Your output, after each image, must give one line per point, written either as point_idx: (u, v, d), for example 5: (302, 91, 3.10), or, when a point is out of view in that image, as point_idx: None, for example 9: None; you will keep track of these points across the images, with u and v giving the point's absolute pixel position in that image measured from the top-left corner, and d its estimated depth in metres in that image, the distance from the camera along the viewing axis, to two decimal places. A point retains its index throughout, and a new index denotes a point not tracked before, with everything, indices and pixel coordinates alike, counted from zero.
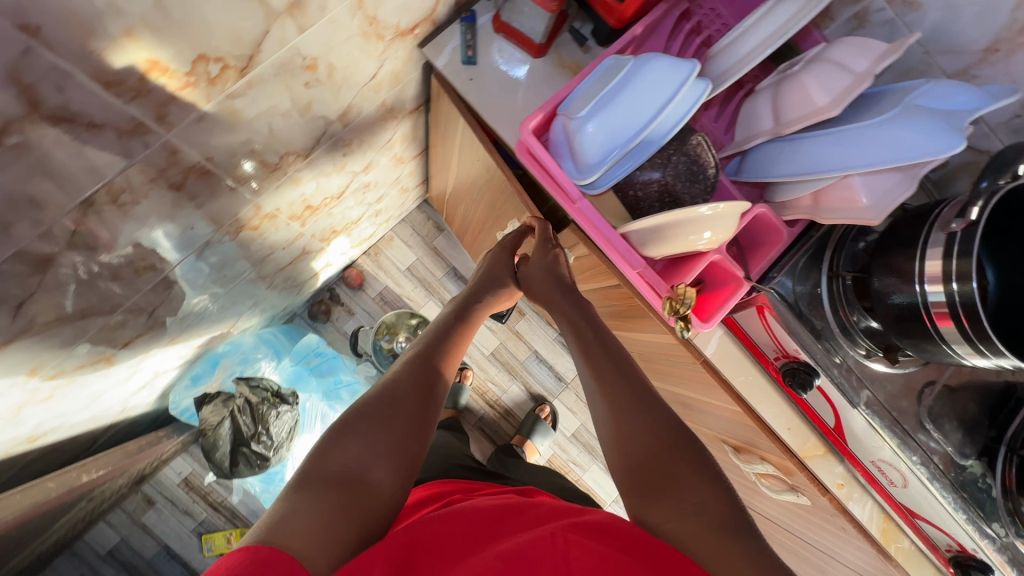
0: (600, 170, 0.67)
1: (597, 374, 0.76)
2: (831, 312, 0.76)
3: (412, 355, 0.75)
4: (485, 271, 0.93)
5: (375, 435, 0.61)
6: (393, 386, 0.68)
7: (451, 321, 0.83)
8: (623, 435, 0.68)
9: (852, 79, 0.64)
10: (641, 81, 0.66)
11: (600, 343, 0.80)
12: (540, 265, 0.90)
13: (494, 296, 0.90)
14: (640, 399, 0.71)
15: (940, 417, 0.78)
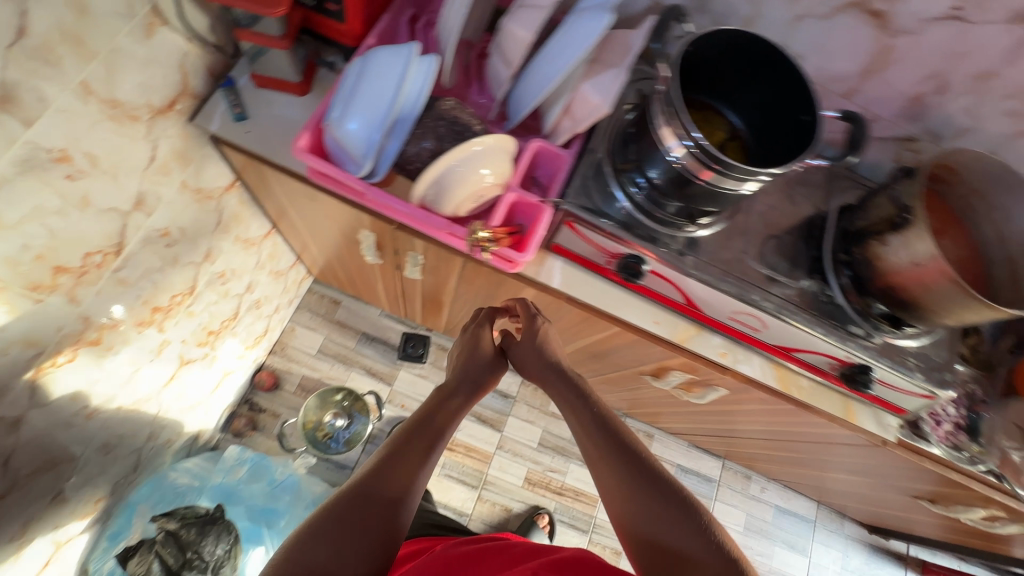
0: (370, 157, 0.74)
1: (601, 457, 0.77)
2: (637, 208, 0.83)
3: (391, 446, 0.74)
4: (463, 354, 0.89)
5: (346, 545, 0.63)
6: (365, 489, 0.68)
7: (434, 407, 0.81)
8: (621, 506, 0.74)
9: (542, 11, 0.73)
10: (372, 72, 0.74)
11: (600, 426, 0.80)
12: (527, 351, 0.90)
13: (481, 377, 0.87)
14: (641, 467, 0.74)
15: (763, 257, 0.86)
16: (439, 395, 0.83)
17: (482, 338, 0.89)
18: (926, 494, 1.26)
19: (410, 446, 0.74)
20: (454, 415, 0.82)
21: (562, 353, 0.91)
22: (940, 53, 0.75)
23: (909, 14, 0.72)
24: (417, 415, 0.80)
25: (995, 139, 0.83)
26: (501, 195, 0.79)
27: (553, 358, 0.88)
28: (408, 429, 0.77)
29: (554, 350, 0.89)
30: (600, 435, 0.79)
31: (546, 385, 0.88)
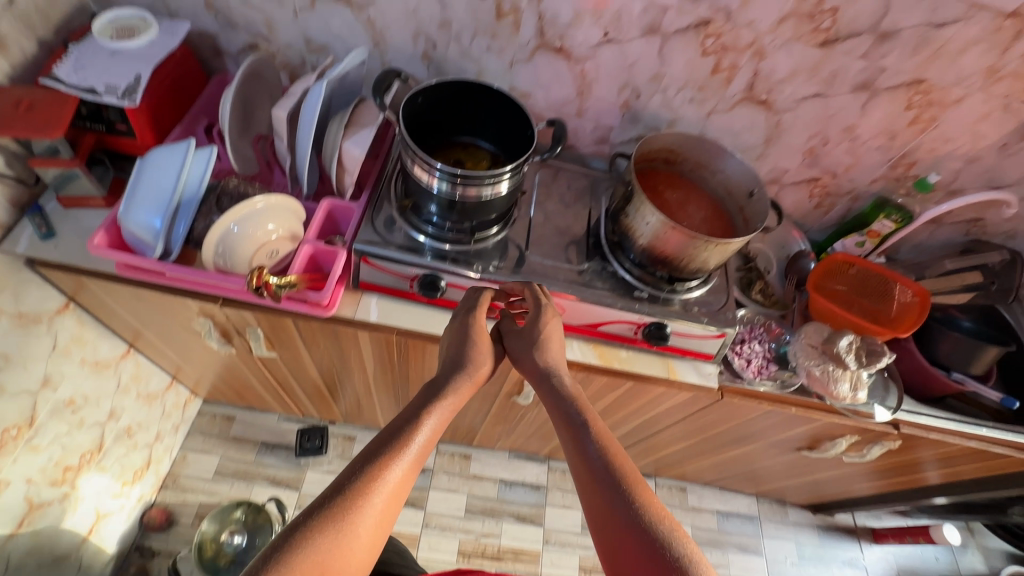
0: (159, 238, 0.82)
1: (597, 490, 0.67)
2: (427, 236, 0.95)
3: (366, 466, 0.64)
4: (456, 342, 0.80)
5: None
6: (325, 522, 0.59)
7: (418, 418, 0.71)
8: (601, 521, 0.66)
9: (293, 97, 0.91)
10: (154, 168, 0.85)
11: (600, 455, 0.69)
12: (520, 347, 0.83)
13: (466, 377, 0.77)
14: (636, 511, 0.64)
15: (548, 254, 1.00)
16: (420, 404, 0.73)
17: (472, 326, 0.81)
18: (805, 445, 1.32)
19: (383, 471, 0.64)
20: (434, 425, 0.72)
21: (560, 360, 0.81)
22: (619, 68, 0.96)
23: (581, 45, 0.93)
24: (392, 427, 0.69)
25: (696, 122, 1.04)
26: (299, 247, 0.90)
27: (546, 366, 0.80)
28: (378, 448, 0.66)
29: (549, 354, 0.81)
30: (599, 466, 0.68)
31: (544, 394, 0.79)
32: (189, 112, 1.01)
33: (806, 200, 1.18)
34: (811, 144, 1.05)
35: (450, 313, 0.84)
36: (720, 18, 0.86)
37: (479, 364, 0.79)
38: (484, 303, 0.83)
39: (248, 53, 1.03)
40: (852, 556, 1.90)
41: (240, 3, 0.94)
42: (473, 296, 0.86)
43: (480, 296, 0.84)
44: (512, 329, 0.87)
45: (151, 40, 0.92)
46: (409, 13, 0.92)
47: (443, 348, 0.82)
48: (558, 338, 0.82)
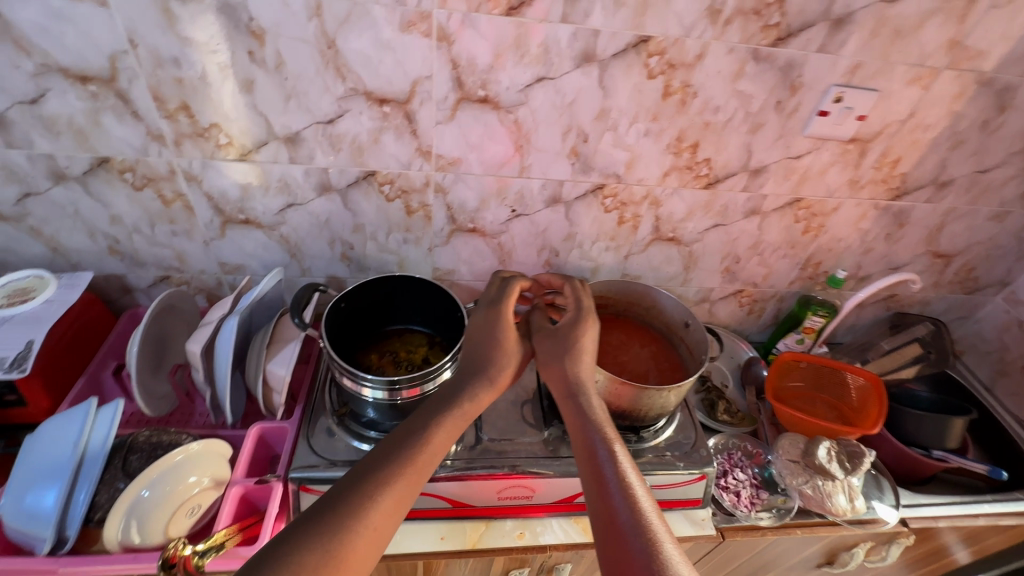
0: (49, 525, 0.70)
1: (606, 518, 0.61)
2: (373, 442, 0.87)
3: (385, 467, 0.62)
4: (483, 330, 0.82)
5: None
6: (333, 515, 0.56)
7: (441, 420, 0.70)
8: (611, 540, 0.59)
9: (210, 328, 0.87)
10: (47, 439, 0.75)
11: (616, 488, 0.63)
12: (552, 344, 0.81)
13: (484, 380, 0.77)
14: (653, 553, 0.56)
15: (504, 431, 0.94)
16: (441, 407, 0.72)
17: (500, 319, 0.83)
18: (824, 561, 1.20)
19: (397, 476, 0.62)
20: (449, 436, 0.70)
21: (589, 372, 0.80)
22: (532, 235, 1.00)
23: (492, 223, 0.97)
24: (409, 429, 0.68)
25: (616, 265, 1.08)
26: (228, 492, 0.79)
27: (575, 377, 0.78)
28: (396, 453, 0.64)
29: (583, 364, 0.80)
30: (615, 498, 0.62)
31: (568, 405, 0.76)
32: (93, 359, 0.93)
33: (737, 309, 1.23)
34: (726, 263, 1.12)
35: (475, 303, 0.87)
36: (612, 181, 0.93)
37: (514, 351, 0.81)
38: (511, 297, 0.85)
39: (160, 286, 1.00)
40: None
41: (146, 245, 0.93)
42: (502, 289, 0.87)
43: (563, 283, 0.90)
44: (540, 323, 0.87)
45: (47, 299, 0.87)
46: (320, 225, 0.94)
47: (466, 341, 0.82)
48: (590, 347, 0.81)
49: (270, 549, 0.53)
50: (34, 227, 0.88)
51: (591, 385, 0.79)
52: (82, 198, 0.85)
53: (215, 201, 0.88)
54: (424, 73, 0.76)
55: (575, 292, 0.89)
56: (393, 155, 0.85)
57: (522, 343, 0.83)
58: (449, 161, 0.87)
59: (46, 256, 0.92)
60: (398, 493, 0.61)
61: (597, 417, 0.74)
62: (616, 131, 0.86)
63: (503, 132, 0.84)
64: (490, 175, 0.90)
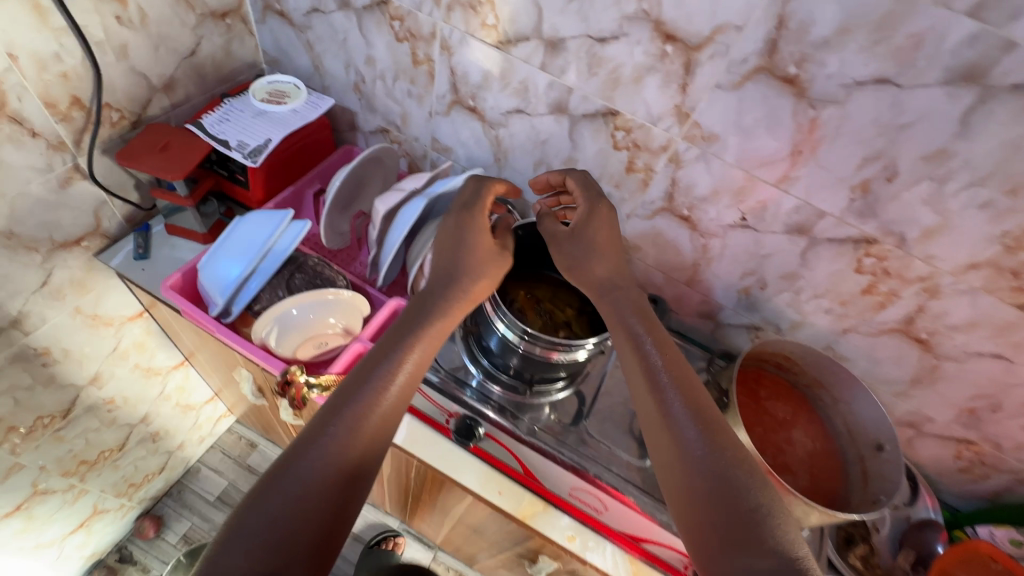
0: (224, 296, 0.81)
1: (663, 424, 0.59)
2: (479, 369, 0.87)
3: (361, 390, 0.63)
4: (451, 243, 0.77)
5: (290, 498, 0.53)
6: (325, 437, 0.58)
7: (407, 346, 0.68)
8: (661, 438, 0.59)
9: (400, 194, 0.89)
10: (245, 229, 0.85)
11: (672, 391, 0.61)
12: (571, 251, 0.75)
13: (460, 296, 0.74)
14: (716, 458, 0.55)
15: (606, 430, 0.85)
16: (415, 325, 0.71)
17: (473, 230, 0.77)
18: None
19: (377, 395, 0.63)
20: (428, 350, 0.70)
21: (611, 268, 0.74)
22: (747, 254, 0.84)
23: (711, 220, 0.82)
24: (377, 351, 0.67)
25: (826, 333, 0.87)
26: (350, 345, 0.84)
27: (607, 280, 0.73)
28: (366, 378, 0.65)
29: (601, 265, 0.74)
30: (671, 404, 0.59)
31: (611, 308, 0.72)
32: (305, 175, 1.03)
33: (947, 457, 0.94)
34: (973, 403, 0.84)
35: (448, 207, 0.80)
36: (888, 241, 0.71)
37: (496, 262, 0.78)
38: (483, 203, 0.79)
39: (378, 135, 1.05)
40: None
41: (383, 94, 0.96)
42: (475, 193, 0.80)
43: (560, 177, 0.78)
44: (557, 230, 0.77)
45: (294, 108, 0.96)
46: (536, 143, 0.88)
47: (438, 260, 0.77)
48: (608, 247, 0.74)
49: (282, 459, 0.56)
50: (309, 41, 0.95)
51: (623, 279, 0.73)
52: (353, 30, 0.89)
53: (456, 78, 0.86)
54: (737, 22, 0.60)
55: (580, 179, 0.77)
56: (646, 103, 0.73)
57: (496, 257, 0.78)
58: (703, 135, 0.73)
59: (309, 69, 1.01)
60: (377, 416, 0.62)
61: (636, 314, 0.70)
62: (941, 186, 0.63)
63: (789, 128, 0.66)
64: (741, 170, 0.74)
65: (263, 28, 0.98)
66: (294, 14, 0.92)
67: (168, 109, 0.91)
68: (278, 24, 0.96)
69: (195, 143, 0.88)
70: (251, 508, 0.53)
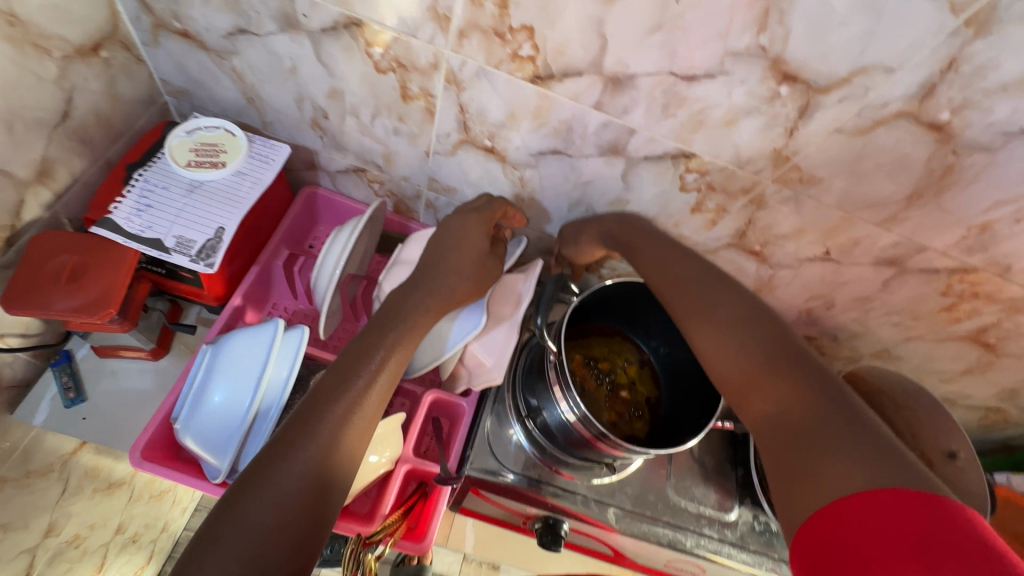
0: (226, 463, 0.62)
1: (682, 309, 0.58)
2: (541, 459, 0.75)
3: (348, 384, 0.54)
4: (451, 240, 0.70)
5: (273, 494, 0.44)
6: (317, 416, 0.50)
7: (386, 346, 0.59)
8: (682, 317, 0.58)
9: None
10: (227, 362, 0.65)
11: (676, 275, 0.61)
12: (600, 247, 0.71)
13: (442, 295, 0.66)
14: (747, 337, 0.52)
15: (687, 485, 0.80)
16: (386, 326, 0.61)
17: (470, 233, 0.70)
18: None
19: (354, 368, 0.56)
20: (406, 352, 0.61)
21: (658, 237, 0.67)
22: (821, 282, 0.76)
23: (786, 254, 0.72)
24: (356, 349, 0.58)
25: (886, 341, 0.84)
26: (396, 471, 0.70)
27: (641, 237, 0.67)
28: (350, 357, 0.57)
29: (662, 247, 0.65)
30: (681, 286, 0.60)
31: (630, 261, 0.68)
32: (268, 244, 0.81)
33: (975, 419, 0.99)
34: (1018, 384, 0.86)
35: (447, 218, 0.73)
36: (989, 270, 0.65)
37: (490, 264, 0.70)
38: (494, 212, 0.72)
39: (350, 174, 0.82)
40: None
41: (357, 131, 0.73)
42: (485, 202, 0.74)
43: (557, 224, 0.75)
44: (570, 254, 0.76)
45: (238, 169, 0.70)
46: (575, 183, 0.71)
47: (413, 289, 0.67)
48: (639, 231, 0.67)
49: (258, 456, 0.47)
50: (236, 70, 0.68)
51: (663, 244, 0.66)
52: (305, 57, 0.63)
53: (466, 116, 0.65)
54: (890, 63, 0.46)
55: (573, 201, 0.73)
56: (735, 146, 0.58)
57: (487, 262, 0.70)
58: (801, 178, 0.60)
59: (239, 103, 0.74)
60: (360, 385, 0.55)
61: (630, 244, 0.67)
62: None
63: (916, 172, 0.55)
64: (839, 210, 0.63)
65: (157, 53, 0.68)
66: (207, 36, 0.64)
67: (50, 204, 0.64)
68: (181, 48, 0.66)
69: (114, 255, 0.63)
70: (244, 497, 0.44)
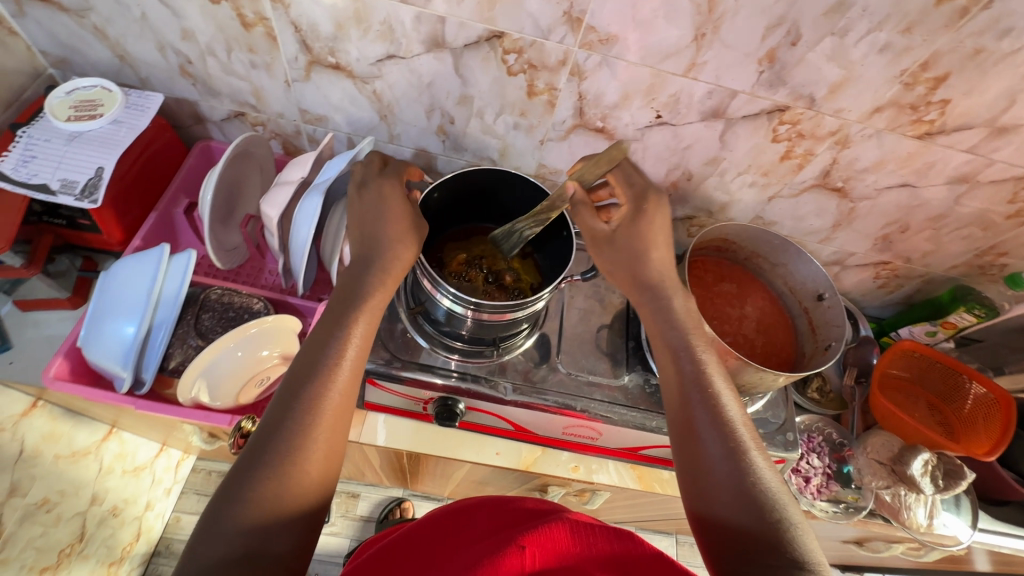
0: (127, 369, 0.69)
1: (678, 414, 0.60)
2: (435, 348, 0.81)
3: (314, 376, 0.58)
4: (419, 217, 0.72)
5: (267, 477, 0.51)
6: (296, 410, 0.55)
7: (350, 320, 0.63)
8: (680, 425, 0.60)
9: (289, 187, 0.77)
10: (121, 283, 0.72)
11: (687, 368, 0.62)
12: (613, 256, 0.70)
13: (393, 268, 0.68)
14: (718, 471, 0.54)
15: (579, 360, 0.86)
16: (348, 305, 0.64)
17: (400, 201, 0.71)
18: (854, 541, 1.17)
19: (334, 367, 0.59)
20: (368, 330, 0.64)
21: (664, 266, 0.70)
22: (669, 150, 0.81)
23: (627, 126, 0.78)
24: (319, 337, 0.61)
25: (753, 205, 0.90)
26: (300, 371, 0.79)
27: (647, 274, 0.69)
28: (313, 358, 0.59)
29: (655, 254, 0.70)
30: (696, 407, 0.59)
31: (618, 280, 0.71)
32: (165, 193, 0.88)
33: (869, 279, 1.04)
34: (887, 230, 0.91)
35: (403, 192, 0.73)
36: (800, 104, 0.70)
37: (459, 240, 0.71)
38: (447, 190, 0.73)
39: (234, 121, 0.89)
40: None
41: (220, 71, 0.79)
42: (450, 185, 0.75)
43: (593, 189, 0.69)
44: (597, 229, 0.71)
45: (116, 118, 0.77)
46: (421, 87, 0.77)
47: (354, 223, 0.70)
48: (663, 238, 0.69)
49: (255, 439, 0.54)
50: (97, 27, 0.75)
51: (671, 280, 0.69)
52: (149, 1, 0.70)
53: (303, 34, 0.71)
54: None
55: (639, 192, 0.70)
56: (532, 16, 0.64)
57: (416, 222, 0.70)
58: (600, 39, 0.66)
59: (113, 62, 0.80)
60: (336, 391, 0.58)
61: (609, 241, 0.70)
62: (842, 39, 0.62)
63: (687, 11, 0.61)
64: (646, 66, 0.68)
65: (26, 23, 0.75)
66: None
67: None
68: (43, 13, 0.73)
69: (7, 199, 0.71)
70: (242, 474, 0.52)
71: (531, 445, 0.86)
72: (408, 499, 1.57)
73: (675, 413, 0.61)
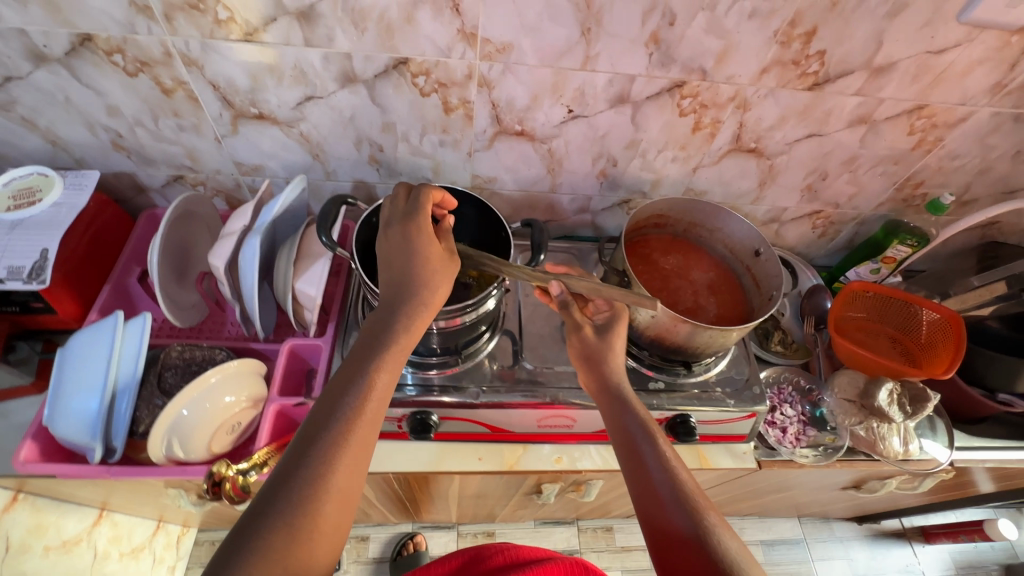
0: (96, 439, 0.70)
1: (632, 470, 0.63)
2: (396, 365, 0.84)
3: (343, 405, 0.57)
4: (398, 250, 0.68)
5: (283, 521, 0.49)
6: (316, 446, 0.54)
7: (372, 367, 0.61)
8: (635, 476, 0.62)
9: (229, 237, 0.80)
10: (80, 356, 0.73)
11: (634, 426, 0.66)
12: (583, 353, 0.74)
13: (420, 312, 0.66)
14: (670, 515, 0.57)
15: (544, 354, 0.89)
16: (374, 347, 0.63)
17: (415, 239, 0.68)
18: (851, 485, 1.20)
19: (352, 403, 0.58)
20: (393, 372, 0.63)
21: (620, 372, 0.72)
22: (589, 140, 0.86)
23: (543, 125, 0.83)
24: (347, 372, 0.61)
25: (681, 178, 0.95)
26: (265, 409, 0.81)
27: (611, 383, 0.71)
28: (339, 397, 0.58)
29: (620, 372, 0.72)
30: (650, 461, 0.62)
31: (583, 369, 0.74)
32: (115, 265, 0.89)
33: (808, 230, 1.09)
34: (810, 180, 0.97)
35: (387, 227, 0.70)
36: (695, 78, 0.76)
37: (448, 267, 0.69)
38: (427, 212, 0.70)
39: (174, 185, 0.92)
40: (901, 558, 1.51)
41: (151, 140, 0.83)
42: (413, 202, 0.71)
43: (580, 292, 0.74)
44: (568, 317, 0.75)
45: (55, 202, 0.80)
46: (344, 122, 0.81)
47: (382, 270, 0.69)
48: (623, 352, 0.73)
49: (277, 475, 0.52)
50: (25, 118, 0.78)
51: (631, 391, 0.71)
52: (71, 85, 0.73)
53: (222, 91, 0.75)
54: None
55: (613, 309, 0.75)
56: (429, 39, 0.69)
57: (447, 262, 0.69)
58: (497, 49, 0.71)
59: (47, 149, 0.83)
60: (358, 435, 0.56)
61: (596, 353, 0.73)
62: (713, 13, 0.68)
63: (568, 11, 0.67)
64: (546, 67, 0.73)
65: None
66: None
67: None
68: None
69: None
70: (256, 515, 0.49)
71: (511, 444, 0.88)
72: (419, 531, 1.54)
73: (631, 467, 0.63)
